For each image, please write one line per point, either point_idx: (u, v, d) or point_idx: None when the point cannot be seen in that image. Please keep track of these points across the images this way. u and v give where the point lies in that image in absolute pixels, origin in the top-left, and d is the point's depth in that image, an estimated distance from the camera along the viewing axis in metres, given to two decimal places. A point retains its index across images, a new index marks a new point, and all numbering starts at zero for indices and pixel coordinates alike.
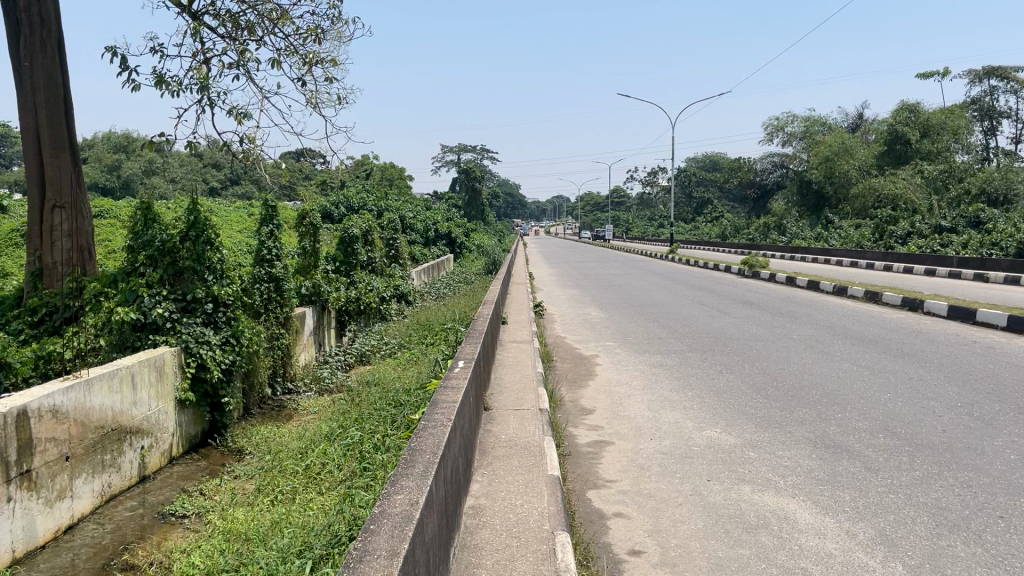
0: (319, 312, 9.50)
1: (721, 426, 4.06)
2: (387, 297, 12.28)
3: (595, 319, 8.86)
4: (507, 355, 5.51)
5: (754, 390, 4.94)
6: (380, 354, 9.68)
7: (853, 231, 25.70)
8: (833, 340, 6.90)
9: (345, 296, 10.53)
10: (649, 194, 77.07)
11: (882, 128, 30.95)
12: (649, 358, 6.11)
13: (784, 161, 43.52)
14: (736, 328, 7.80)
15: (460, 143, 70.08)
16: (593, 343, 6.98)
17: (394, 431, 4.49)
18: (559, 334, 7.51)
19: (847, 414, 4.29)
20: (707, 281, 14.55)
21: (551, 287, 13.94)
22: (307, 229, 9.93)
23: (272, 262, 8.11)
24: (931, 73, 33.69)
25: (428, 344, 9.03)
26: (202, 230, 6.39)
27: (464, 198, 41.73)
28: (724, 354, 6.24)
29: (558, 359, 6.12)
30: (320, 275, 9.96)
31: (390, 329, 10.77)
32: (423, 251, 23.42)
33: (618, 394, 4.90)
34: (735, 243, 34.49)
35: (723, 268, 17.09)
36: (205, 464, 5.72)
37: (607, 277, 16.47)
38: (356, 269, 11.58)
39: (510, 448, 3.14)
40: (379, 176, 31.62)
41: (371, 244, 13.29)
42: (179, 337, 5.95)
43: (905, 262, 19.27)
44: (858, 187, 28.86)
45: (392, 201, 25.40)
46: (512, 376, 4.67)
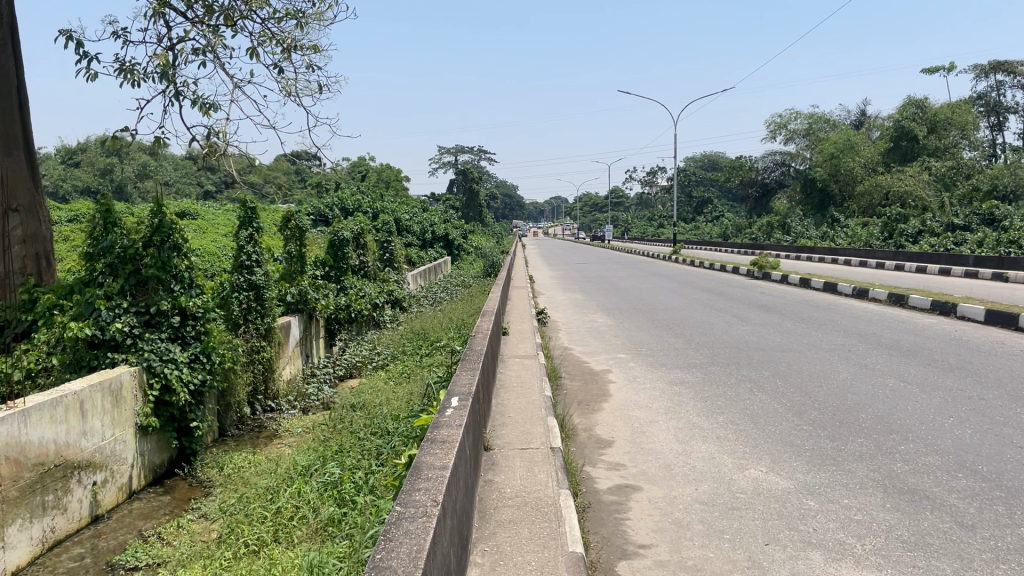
0: (305, 321, 8.86)
1: (766, 464, 3.41)
2: (380, 303, 11.64)
3: (603, 327, 8.22)
4: (509, 373, 4.86)
5: (794, 414, 4.29)
6: (371, 366, 9.03)
7: (861, 230, 25.08)
8: (868, 351, 6.25)
9: (334, 304, 9.89)
10: (648, 194, 76.45)
11: (887, 125, 30.34)
12: (668, 375, 5.46)
13: (786, 159, 42.89)
14: (758, 337, 7.16)
15: (458, 145, 69.41)
16: (603, 355, 6.34)
17: (379, 469, 3.84)
18: (566, 345, 6.87)
19: (913, 446, 3.63)
20: (716, 283, 13.92)
21: (554, 291, 13.29)
22: (292, 233, 9.30)
23: (252, 268, 7.45)
24: (936, 69, 33.04)
25: (422, 356, 8.39)
26: (167, 234, 5.71)
27: (462, 199, 41.11)
28: (751, 368, 5.60)
29: (565, 376, 5.47)
30: (308, 280, 9.30)
31: (383, 338, 10.12)
32: (420, 254, 22.76)
33: (638, 420, 4.25)
34: (738, 243, 33.88)
35: (731, 269, 16.46)
36: (169, 500, 5.07)
37: (611, 279, 15.81)
38: (346, 274, 10.92)
39: (518, 510, 2.47)
40: (376, 178, 30.96)
41: (364, 247, 12.38)
42: (141, 356, 5.28)
43: (917, 261, 18.65)
44: (864, 184, 28.23)
45: (388, 203, 24.74)
46: (516, 402, 4.00)
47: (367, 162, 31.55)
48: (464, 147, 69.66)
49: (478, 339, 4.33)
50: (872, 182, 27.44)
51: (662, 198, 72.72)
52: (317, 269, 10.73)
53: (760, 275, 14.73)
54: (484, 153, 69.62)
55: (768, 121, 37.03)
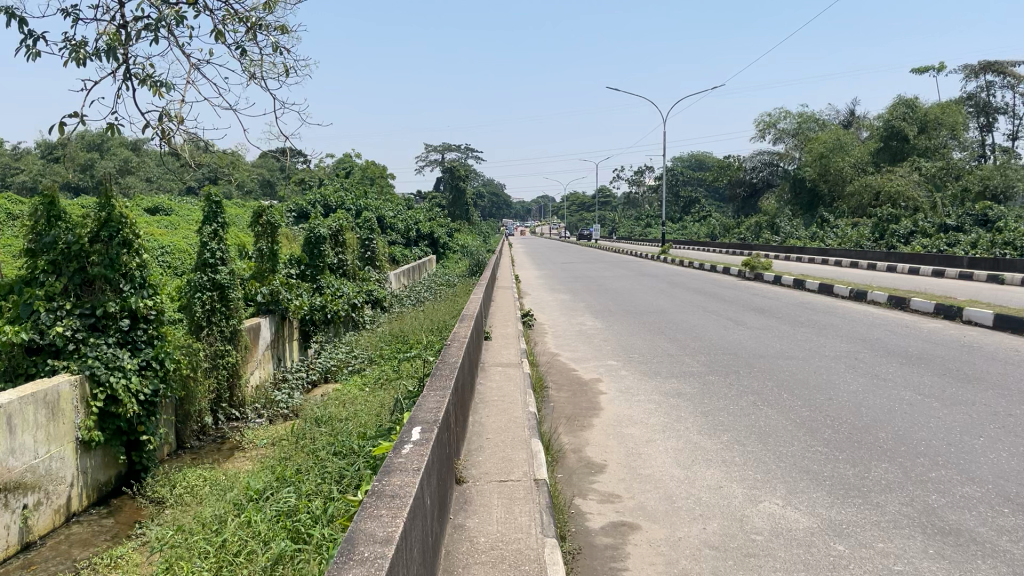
0: (277, 323, 8.37)
1: (783, 495, 2.97)
2: (359, 303, 11.15)
3: (592, 330, 7.77)
4: (489, 383, 4.41)
5: (807, 432, 3.85)
6: (347, 371, 8.56)
7: (851, 230, 24.78)
8: (877, 359, 5.83)
9: (308, 304, 9.39)
10: (636, 194, 76.13)
11: (877, 124, 30.07)
12: (663, 385, 5.02)
13: (775, 159, 42.63)
14: (756, 342, 6.73)
15: (445, 143, 68.85)
16: (592, 362, 5.89)
17: (339, 495, 3.37)
18: (553, 350, 6.42)
19: (946, 474, 3.20)
20: (707, 284, 13.52)
21: (540, 291, 12.83)
22: (263, 229, 8.79)
23: (216, 266, 6.95)
24: (925, 69, 32.82)
25: (402, 359, 7.94)
26: (116, 229, 5.21)
27: (448, 197, 40.58)
28: (753, 378, 5.16)
29: (552, 386, 5.02)
30: (280, 280, 8.81)
31: (360, 340, 9.64)
32: (405, 253, 22.22)
33: (633, 439, 3.80)
34: (726, 243, 33.56)
35: (722, 269, 16.07)
36: (113, 524, 4.57)
37: (599, 279, 15.36)
38: (323, 273, 10.42)
39: (492, 570, 2.00)
40: (360, 175, 30.39)
41: (343, 245, 11.89)
42: (83, 363, 4.77)
43: (910, 262, 18.34)
44: (854, 184, 27.95)
45: (371, 200, 24.22)
46: (496, 420, 3.54)
47: (352, 159, 30.98)
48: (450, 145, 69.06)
49: (453, 348, 3.87)
50: (862, 182, 27.16)
51: (649, 197, 72.41)
52: (291, 268, 10.22)
53: (752, 277, 14.33)
54: (470, 151, 69.09)
55: (757, 120, 36.84)
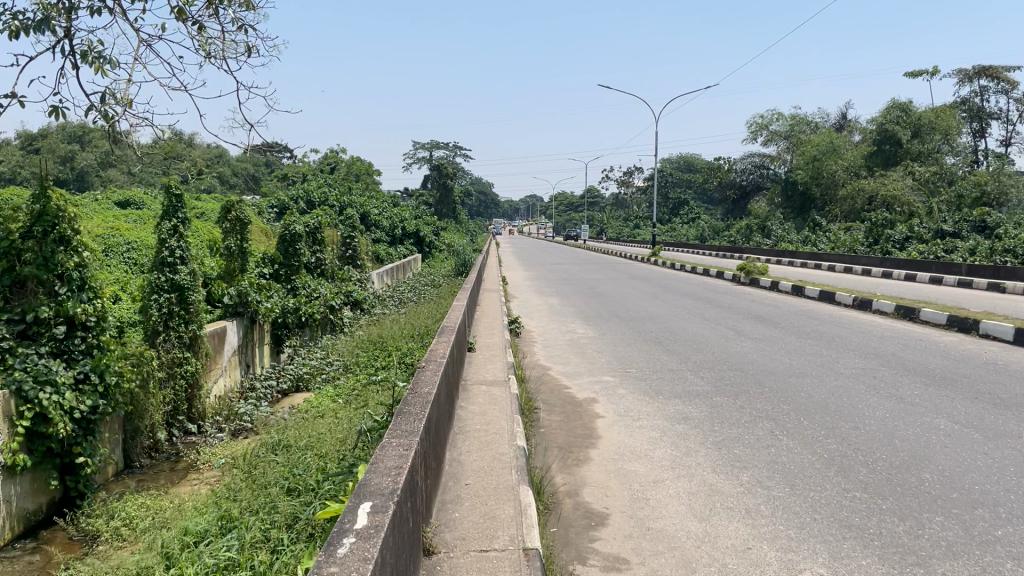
0: (246, 326, 7.79)
1: (826, 563, 2.43)
2: (337, 306, 10.56)
3: (584, 339, 7.22)
4: (470, 407, 3.84)
5: (839, 473, 3.32)
6: (320, 379, 7.99)
7: (845, 234, 24.38)
8: (898, 379, 5.31)
9: (281, 306, 8.79)
10: (624, 194, 75.71)
11: (871, 128, 29.70)
12: (667, 407, 4.49)
13: (765, 161, 42.24)
14: (762, 356, 6.21)
15: (433, 141, 68.21)
16: (586, 378, 5.35)
17: (289, 548, 2.79)
18: (543, 363, 5.86)
19: (1017, 533, 2.67)
20: (702, 288, 13.02)
21: (528, 294, 12.29)
22: (231, 226, 8.18)
23: (175, 266, 6.32)
24: (919, 72, 32.50)
25: (378, 369, 7.37)
26: (52, 224, 4.61)
27: (435, 195, 39.98)
28: (766, 400, 4.63)
29: (541, 407, 4.47)
30: (250, 281, 8.21)
31: (336, 346, 9.05)
32: (389, 252, 21.60)
33: (638, 479, 3.26)
34: (716, 246, 33.15)
35: (716, 273, 15.56)
36: (39, 561, 3.96)
37: (589, 282, 14.82)
38: (299, 273, 9.83)
39: None
40: (346, 171, 29.68)
41: (321, 243, 11.30)
42: (7, 376, 4.15)
43: (907, 268, 17.93)
44: (847, 188, 27.54)
45: (356, 197, 23.61)
46: (478, 459, 2.97)
47: (337, 154, 30.28)
48: (439, 142, 68.35)
49: (429, 370, 3.30)
50: (854, 186, 26.77)
51: (637, 198, 72.00)
52: (264, 267, 9.60)
53: (748, 282, 13.83)
54: (459, 148, 68.37)
55: (749, 121, 36.48)
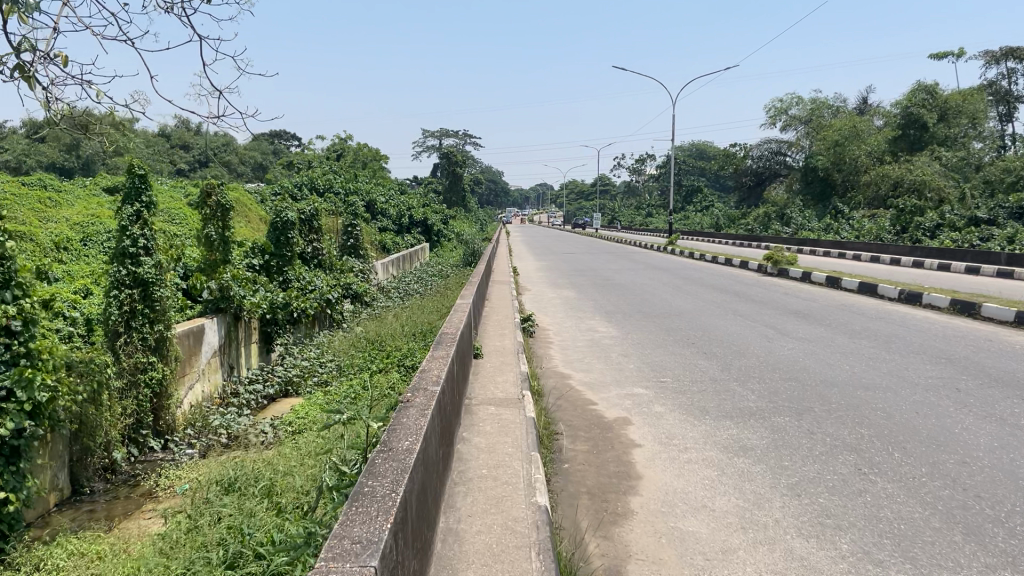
0: (227, 324, 6.98)
1: None
2: (334, 299, 9.72)
3: (607, 339, 6.38)
4: (473, 440, 3.00)
5: (970, 539, 2.48)
6: (312, 382, 7.18)
7: (870, 222, 23.38)
8: (988, 392, 4.44)
9: (269, 300, 7.96)
10: (637, 182, 74.55)
11: (895, 111, 28.58)
12: (721, 432, 3.63)
13: (783, 148, 41.10)
14: (817, 362, 5.35)
15: (442, 129, 67.28)
16: (614, 390, 4.50)
17: None
18: (562, 371, 5.02)
19: None
20: (728, 280, 12.14)
21: (541, 286, 11.45)
22: (210, 212, 7.31)
23: (138, 258, 5.48)
24: (944, 54, 31.30)
25: (375, 373, 6.56)
26: None
27: (444, 182, 39.09)
28: (839, 423, 3.78)
29: (564, 432, 3.61)
30: (235, 272, 7.40)
31: (332, 344, 8.23)
32: (396, 241, 20.78)
33: (701, 548, 2.41)
34: (733, 234, 32.18)
35: (740, 263, 14.66)
36: None
37: (605, 273, 13.95)
38: (291, 264, 8.98)
39: None
40: (352, 158, 28.89)
41: (317, 231, 10.46)
42: None
43: (940, 258, 16.97)
44: (870, 174, 26.52)
45: (362, 184, 22.76)
46: (483, 532, 2.13)
47: (344, 141, 29.45)
48: (450, 131, 67.59)
49: (416, 402, 2.45)
50: (878, 171, 25.72)
51: (649, 186, 70.89)
52: (252, 257, 8.78)
53: (776, 272, 12.93)
54: (469, 136, 67.59)
55: (767, 106, 35.38)
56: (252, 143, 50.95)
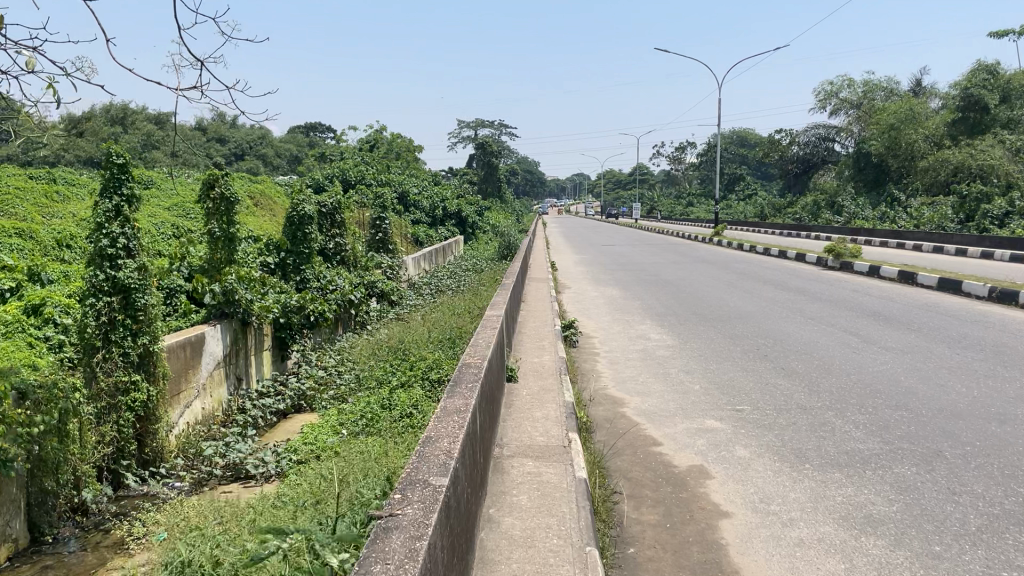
0: (231, 331, 6.22)
1: None
2: (357, 300, 8.93)
3: (664, 350, 5.50)
4: (504, 522, 2.17)
5: None
6: (326, 396, 6.39)
7: (929, 210, 22.02)
8: None
9: (282, 303, 7.17)
10: (676, 171, 72.79)
11: (954, 92, 26.97)
12: (834, 494, 2.75)
13: (830, 133, 39.45)
14: (923, 382, 4.42)
15: (477, 119, 66.45)
16: (682, 424, 3.63)
17: None
18: (614, 395, 4.17)
19: None
20: (787, 275, 11.15)
21: (582, 284, 10.55)
22: (213, 206, 6.50)
23: (117, 261, 4.70)
24: (1005, 32, 29.47)
25: (396, 389, 5.75)
26: None
27: (479, 173, 38.28)
28: (988, 480, 2.87)
29: (623, 493, 2.76)
30: (241, 273, 6.63)
31: (352, 351, 7.45)
32: (429, 234, 20.01)
33: None
34: (780, 224, 30.91)
35: (796, 255, 13.61)
36: None
37: (651, 267, 13.02)
38: (309, 262, 8.18)
39: None
40: (386, 149, 28.18)
41: (340, 226, 9.70)
42: None
43: (1014, 249, 15.69)
44: (928, 159, 25.03)
45: (394, 175, 22.03)
46: None
47: (378, 132, 28.74)
48: (485, 121, 66.71)
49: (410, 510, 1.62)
50: (936, 157, 24.25)
51: (689, 174, 69.32)
52: (266, 256, 8.00)
53: (839, 267, 11.89)
54: (505, 127, 66.64)
55: (816, 89, 33.84)
56: (287, 136, 50.66)
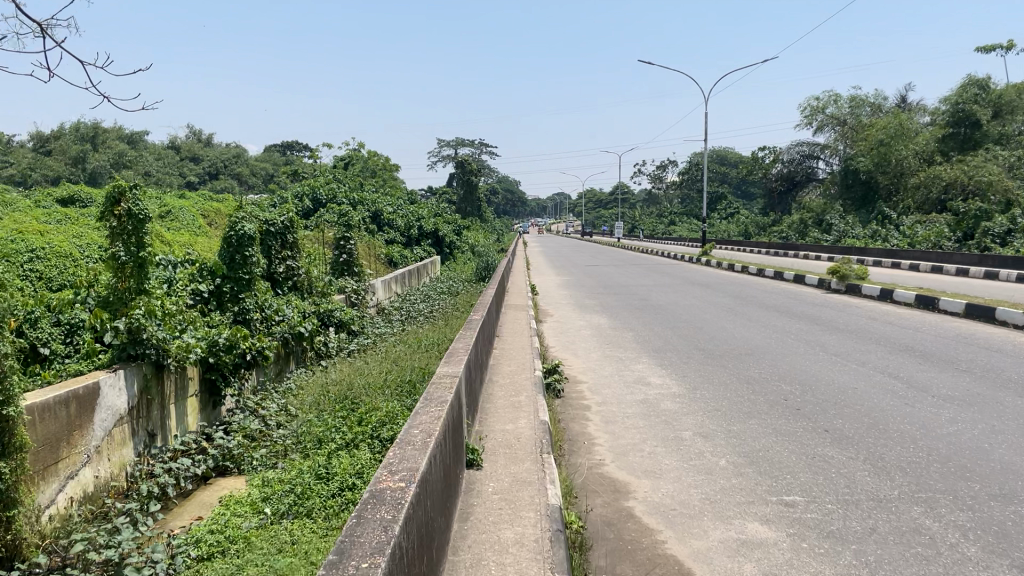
0: (136, 379, 5.06)
1: None
2: (310, 332, 7.78)
3: (671, 402, 4.43)
4: None
5: None
6: (256, 455, 5.22)
7: (925, 228, 21.18)
8: None
9: (210, 339, 5.99)
10: (657, 189, 72.11)
11: (943, 107, 26.24)
12: None
13: (815, 150, 38.80)
14: (1015, 454, 3.36)
15: (457, 138, 65.56)
16: (715, 534, 2.54)
17: None
18: (615, 479, 3.08)
19: None
20: (791, 299, 10.13)
21: (566, 310, 9.46)
22: (116, 225, 5.32)
23: None
24: (993, 47, 28.83)
25: (338, 451, 4.61)
26: None
27: (458, 192, 37.27)
28: None
29: None
30: (156, 306, 5.47)
31: (298, 395, 6.31)
32: (404, 254, 18.88)
33: None
34: (767, 243, 30.09)
35: (796, 277, 12.60)
36: None
37: (640, 290, 11.97)
38: (249, 289, 7.03)
39: None
40: (361, 167, 27.07)
41: (291, 248, 8.59)
42: None
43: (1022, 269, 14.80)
44: (918, 176, 24.31)
45: (367, 193, 20.92)
46: None
47: (353, 149, 27.64)
48: (465, 140, 65.78)
49: None
50: (929, 173, 23.46)
51: (672, 192, 68.69)
52: (198, 282, 6.87)
53: (844, 290, 10.90)
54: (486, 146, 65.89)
55: (802, 105, 33.14)
56: (262, 157, 49.39)
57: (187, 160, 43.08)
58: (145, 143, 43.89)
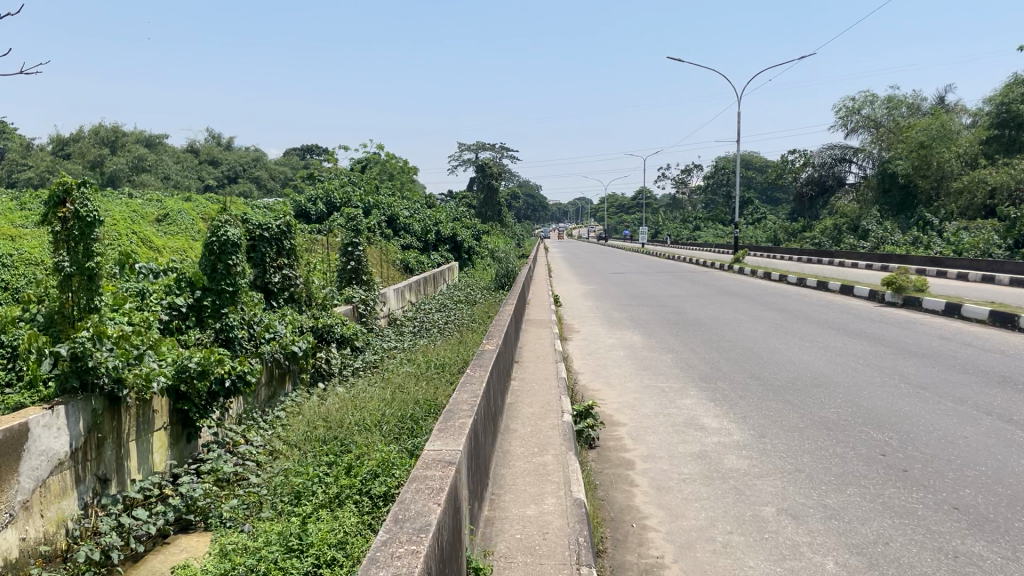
0: (79, 416, 4.17)
1: None
2: (306, 351, 6.88)
3: (737, 457, 3.48)
4: None
5: None
6: (226, 508, 4.33)
7: (971, 235, 20.05)
8: None
9: (183, 364, 5.10)
10: (681, 194, 70.90)
11: (987, 108, 25.03)
12: None
13: (847, 154, 37.58)
14: None
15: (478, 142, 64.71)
16: None
17: None
18: None
19: None
20: (843, 313, 9.12)
21: (593, 326, 8.50)
22: (58, 231, 4.48)
23: None
24: None
25: (317, 512, 3.68)
26: None
27: (478, 196, 36.37)
28: None
29: None
30: (110, 327, 4.59)
31: (286, 429, 5.41)
32: (421, 260, 17.98)
33: None
34: (799, 250, 28.98)
35: (843, 288, 11.58)
36: None
37: (673, 302, 11.00)
38: (233, 303, 6.15)
39: None
40: (379, 170, 26.26)
41: (287, 255, 7.72)
42: None
43: None
44: (962, 179, 23.13)
45: (383, 196, 20.06)
46: None
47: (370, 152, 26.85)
48: (486, 144, 64.93)
49: None
50: (973, 177, 22.29)
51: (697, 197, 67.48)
52: (175, 295, 6.00)
53: (900, 303, 9.88)
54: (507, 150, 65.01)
55: (835, 106, 32.03)
56: (281, 160, 48.77)
57: (205, 163, 42.56)
58: (164, 146, 43.38)
